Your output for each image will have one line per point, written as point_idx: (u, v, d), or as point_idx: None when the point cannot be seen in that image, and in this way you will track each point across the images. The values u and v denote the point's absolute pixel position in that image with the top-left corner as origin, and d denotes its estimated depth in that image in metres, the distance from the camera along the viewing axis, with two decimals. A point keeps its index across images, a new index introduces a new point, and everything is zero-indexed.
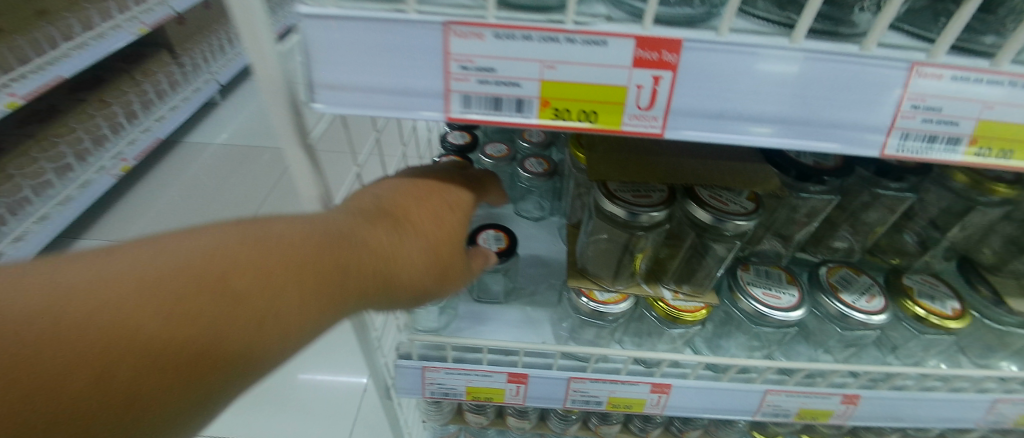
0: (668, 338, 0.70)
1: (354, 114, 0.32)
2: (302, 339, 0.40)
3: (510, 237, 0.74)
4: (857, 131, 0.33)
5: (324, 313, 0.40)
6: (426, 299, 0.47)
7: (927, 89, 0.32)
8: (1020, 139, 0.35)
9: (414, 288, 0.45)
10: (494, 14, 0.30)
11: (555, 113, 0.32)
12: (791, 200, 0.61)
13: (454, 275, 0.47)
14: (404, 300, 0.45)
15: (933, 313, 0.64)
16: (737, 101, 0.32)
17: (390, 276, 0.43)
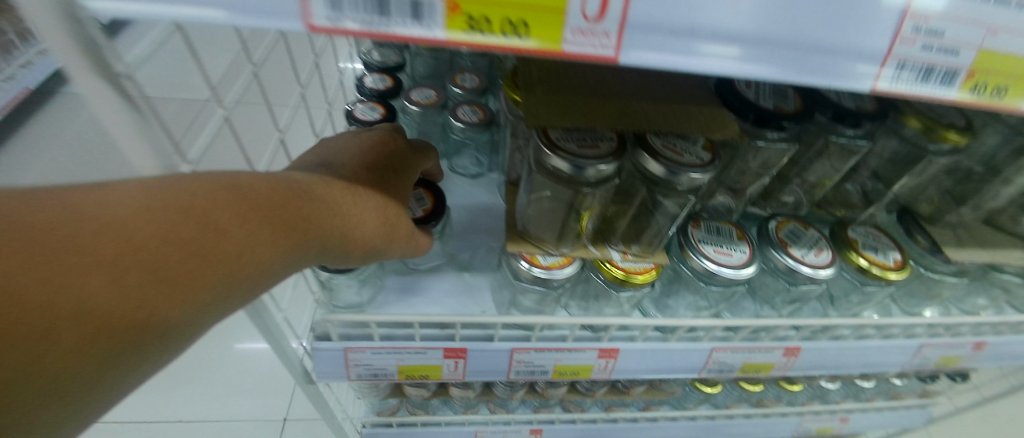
0: (616, 302, 0.65)
1: (161, 15, 0.22)
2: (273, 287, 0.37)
3: (437, 196, 0.64)
4: (848, 60, 0.27)
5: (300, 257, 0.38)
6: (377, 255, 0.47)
7: (934, 7, 0.26)
8: (1018, 73, 0.30)
9: (383, 232, 0.47)
10: None
11: (468, 22, 0.23)
12: (749, 148, 0.55)
13: (406, 222, 0.50)
14: (376, 247, 0.47)
15: (875, 264, 0.64)
16: (710, 13, 0.24)
17: (367, 208, 0.45)
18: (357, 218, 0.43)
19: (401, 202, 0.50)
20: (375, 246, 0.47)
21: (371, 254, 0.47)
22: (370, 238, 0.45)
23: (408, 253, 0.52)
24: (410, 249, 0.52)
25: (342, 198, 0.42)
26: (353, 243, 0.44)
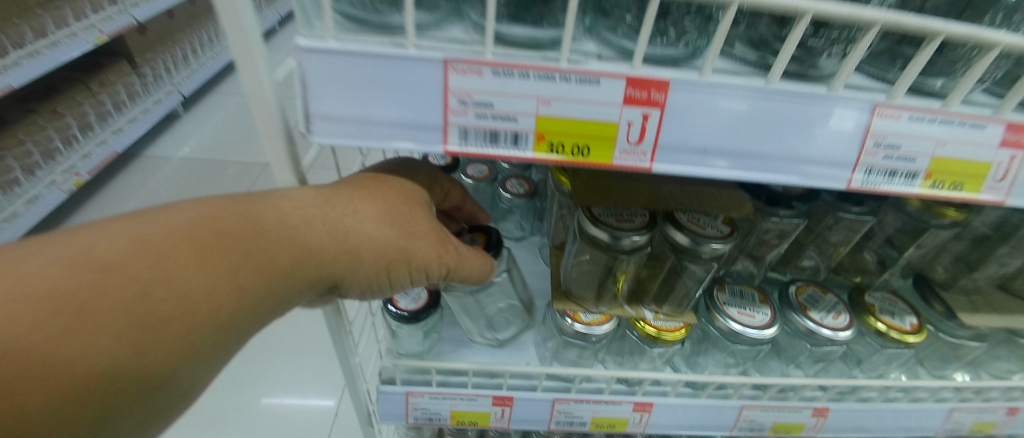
0: (649, 357, 0.71)
1: (351, 145, 0.32)
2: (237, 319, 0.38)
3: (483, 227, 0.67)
4: (825, 166, 0.36)
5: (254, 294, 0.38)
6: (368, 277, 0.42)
7: (888, 129, 0.35)
8: (969, 172, 0.39)
9: (392, 238, 0.41)
10: (493, 52, 0.31)
11: (549, 146, 0.33)
12: (763, 223, 0.64)
13: (427, 224, 0.44)
14: (393, 254, 0.41)
15: (893, 328, 0.69)
16: (719, 137, 0.34)
17: (356, 213, 0.40)
18: (341, 228, 0.39)
19: (416, 203, 0.44)
20: (391, 255, 0.41)
21: (391, 265, 0.42)
22: (373, 249, 0.40)
23: (445, 265, 0.46)
24: (445, 259, 0.46)
25: (318, 209, 0.39)
26: (351, 255, 0.40)
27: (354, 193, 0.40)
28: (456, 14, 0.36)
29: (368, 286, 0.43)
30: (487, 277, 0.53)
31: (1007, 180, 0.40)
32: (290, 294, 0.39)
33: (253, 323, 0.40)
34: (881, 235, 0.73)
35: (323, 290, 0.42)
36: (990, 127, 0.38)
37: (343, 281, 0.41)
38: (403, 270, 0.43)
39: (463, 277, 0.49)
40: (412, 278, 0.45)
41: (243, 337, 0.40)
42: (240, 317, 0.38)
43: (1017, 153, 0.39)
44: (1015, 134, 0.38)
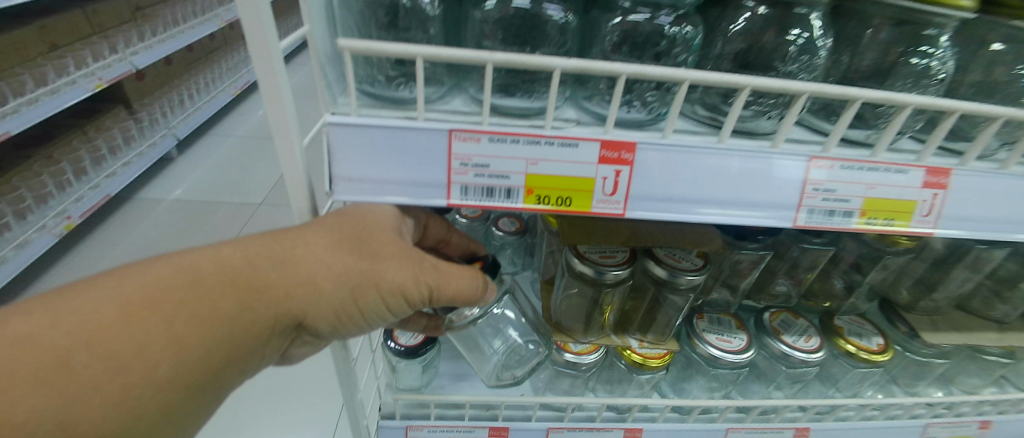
0: (637, 384, 0.75)
1: (368, 202, 0.37)
2: (201, 366, 0.38)
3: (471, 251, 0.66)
4: (775, 209, 0.42)
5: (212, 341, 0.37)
6: (336, 308, 0.41)
7: (823, 176, 0.42)
8: (899, 209, 0.45)
9: (351, 265, 0.40)
10: (488, 122, 0.37)
11: (537, 198, 0.39)
12: (733, 255, 0.70)
13: (394, 246, 0.42)
14: (356, 281, 0.40)
15: (862, 349, 0.74)
16: (682, 187, 0.40)
17: (307, 247, 0.40)
18: (293, 262, 0.39)
19: (381, 225, 0.42)
20: (354, 282, 0.40)
21: (357, 292, 0.41)
22: (331, 279, 0.40)
23: (424, 287, 0.44)
24: (421, 282, 0.43)
25: (270, 247, 0.40)
26: (307, 287, 0.39)
27: (300, 231, 0.40)
28: (457, 88, 0.43)
29: (341, 316, 0.41)
30: (481, 294, 0.49)
31: (933, 214, 0.46)
32: (251, 336, 0.39)
33: (224, 367, 0.39)
34: (846, 262, 0.79)
35: (291, 327, 0.41)
36: (912, 171, 0.44)
37: (308, 316, 0.40)
38: (374, 297, 0.41)
39: (450, 299, 0.46)
40: (389, 304, 0.42)
41: (219, 384, 0.40)
42: (204, 363, 0.38)
43: (939, 192, 0.45)
44: (934, 177, 0.44)
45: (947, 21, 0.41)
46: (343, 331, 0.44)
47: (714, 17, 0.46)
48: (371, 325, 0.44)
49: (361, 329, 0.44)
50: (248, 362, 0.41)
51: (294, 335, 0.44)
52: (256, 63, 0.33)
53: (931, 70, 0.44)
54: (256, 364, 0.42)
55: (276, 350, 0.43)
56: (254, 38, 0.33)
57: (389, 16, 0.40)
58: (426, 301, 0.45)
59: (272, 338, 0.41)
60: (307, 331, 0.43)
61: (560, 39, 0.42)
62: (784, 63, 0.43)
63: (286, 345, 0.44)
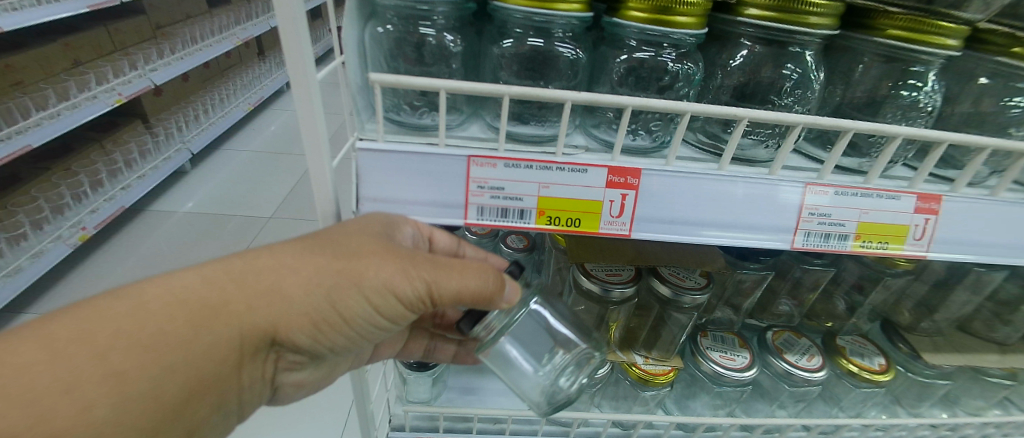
0: (642, 400, 0.76)
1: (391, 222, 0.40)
2: (168, 387, 0.37)
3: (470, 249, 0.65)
4: (774, 231, 0.44)
5: (176, 364, 0.37)
6: (310, 317, 0.41)
7: (819, 201, 0.44)
8: (892, 233, 0.47)
9: (327, 263, 0.40)
10: (504, 148, 0.40)
11: (548, 219, 0.41)
12: (735, 275, 0.72)
13: (372, 244, 0.41)
14: (334, 277, 0.41)
15: (864, 369, 0.75)
16: (685, 210, 0.42)
17: (269, 256, 0.41)
18: (258, 274, 0.40)
19: (357, 230, 0.41)
20: (329, 282, 0.41)
21: (332, 292, 0.41)
22: (300, 283, 0.40)
23: (415, 285, 0.42)
24: (412, 278, 0.42)
25: (232, 260, 0.41)
26: (275, 295, 0.40)
27: (264, 250, 0.41)
28: (474, 115, 0.47)
29: (317, 322, 0.42)
30: (498, 289, 0.45)
31: (926, 238, 0.48)
32: (217, 356, 0.39)
33: (196, 393, 0.39)
34: (848, 282, 0.80)
35: (262, 345, 0.41)
36: (905, 197, 0.46)
37: (280, 325, 0.40)
38: (354, 294, 0.41)
39: (455, 294, 0.44)
40: (373, 303, 0.42)
41: (195, 409, 0.40)
42: (167, 393, 0.37)
43: (931, 217, 0.47)
44: (926, 202, 0.47)
45: (933, 58, 0.44)
46: (326, 341, 0.44)
47: (713, 54, 0.50)
48: (356, 330, 0.44)
49: (347, 335, 0.44)
50: (222, 386, 0.41)
51: (270, 353, 0.44)
52: (295, 88, 0.36)
53: (919, 103, 0.47)
54: (236, 384, 0.42)
55: (253, 371, 0.43)
56: (296, 69, 0.36)
57: (416, 53, 0.45)
58: (421, 300, 0.44)
59: (243, 356, 0.41)
60: (283, 345, 0.43)
61: (571, 74, 0.45)
62: (779, 96, 0.47)
63: (267, 364, 0.45)
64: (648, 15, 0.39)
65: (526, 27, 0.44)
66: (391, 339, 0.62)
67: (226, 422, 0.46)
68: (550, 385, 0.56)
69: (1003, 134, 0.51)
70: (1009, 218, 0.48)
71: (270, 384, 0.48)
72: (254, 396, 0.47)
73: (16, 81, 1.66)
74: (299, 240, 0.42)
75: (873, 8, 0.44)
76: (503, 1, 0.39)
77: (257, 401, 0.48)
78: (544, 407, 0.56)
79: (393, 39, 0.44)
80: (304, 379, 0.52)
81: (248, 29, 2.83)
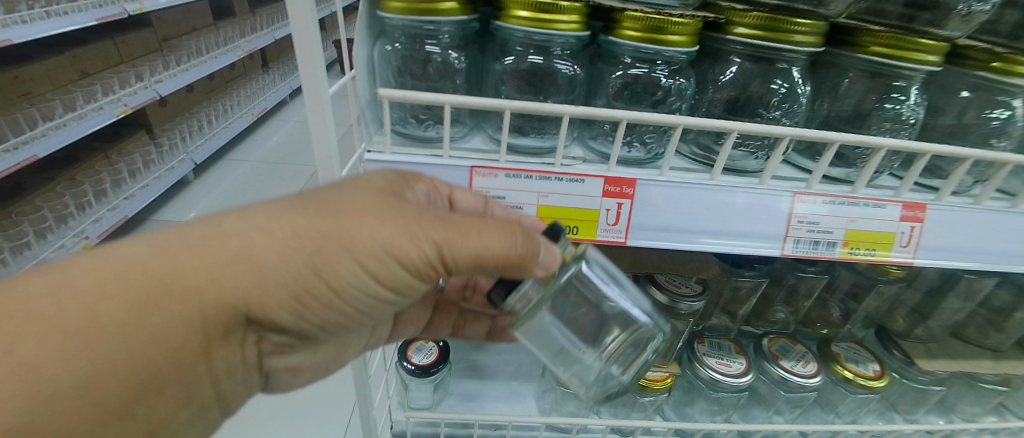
0: (641, 406, 0.78)
1: None
2: (133, 360, 0.35)
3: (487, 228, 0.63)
4: (764, 238, 0.46)
5: (140, 336, 0.35)
6: (293, 286, 0.38)
7: (808, 209, 0.46)
8: (879, 240, 0.49)
9: (312, 224, 0.38)
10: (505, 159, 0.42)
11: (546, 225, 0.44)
12: (731, 282, 0.73)
13: (365, 202, 0.39)
14: (319, 239, 0.38)
15: (859, 375, 0.76)
16: (678, 219, 0.44)
17: (240, 221, 0.38)
18: (234, 238, 0.37)
19: (349, 191, 0.39)
20: (311, 247, 0.37)
21: (316, 257, 0.38)
22: (274, 249, 0.37)
23: (419, 249, 0.39)
24: (416, 240, 0.39)
25: (200, 228, 0.37)
26: (246, 263, 0.37)
27: (242, 214, 0.38)
28: (476, 128, 0.50)
29: (298, 293, 0.39)
30: (524, 254, 0.41)
31: (912, 245, 0.49)
32: (168, 344, 0.36)
33: (151, 384, 0.37)
34: (842, 290, 0.82)
35: (230, 324, 0.38)
36: (890, 205, 0.48)
37: (251, 299, 0.37)
38: (345, 258, 0.38)
39: (471, 258, 0.40)
40: (368, 267, 0.40)
41: (169, 383, 0.38)
42: (106, 391, 0.35)
43: (916, 224, 0.49)
44: (911, 211, 0.48)
45: (915, 74, 0.46)
46: (313, 314, 0.41)
47: (704, 69, 0.52)
48: (352, 299, 0.41)
49: (340, 304, 0.41)
50: (186, 373, 0.39)
51: (247, 331, 0.41)
52: (309, 104, 0.39)
53: (902, 116, 0.50)
54: (214, 359, 0.40)
55: (226, 353, 0.40)
56: (310, 86, 0.38)
57: (422, 69, 0.47)
58: (427, 265, 0.40)
59: (210, 338, 0.38)
60: (262, 322, 0.40)
61: (569, 89, 0.48)
62: (768, 110, 0.49)
63: (246, 345, 0.42)
64: (641, 34, 0.41)
65: (526, 45, 0.46)
66: (413, 317, 0.63)
67: (206, 412, 0.44)
68: (603, 372, 0.56)
69: (985, 144, 0.53)
70: (995, 226, 0.49)
71: (256, 366, 0.46)
72: (243, 379, 0.45)
73: (24, 91, 1.69)
74: (281, 203, 0.39)
75: (856, 26, 0.46)
76: (505, 21, 0.42)
77: (243, 393, 0.47)
78: (592, 392, 0.56)
79: (401, 57, 0.46)
80: (300, 363, 0.51)
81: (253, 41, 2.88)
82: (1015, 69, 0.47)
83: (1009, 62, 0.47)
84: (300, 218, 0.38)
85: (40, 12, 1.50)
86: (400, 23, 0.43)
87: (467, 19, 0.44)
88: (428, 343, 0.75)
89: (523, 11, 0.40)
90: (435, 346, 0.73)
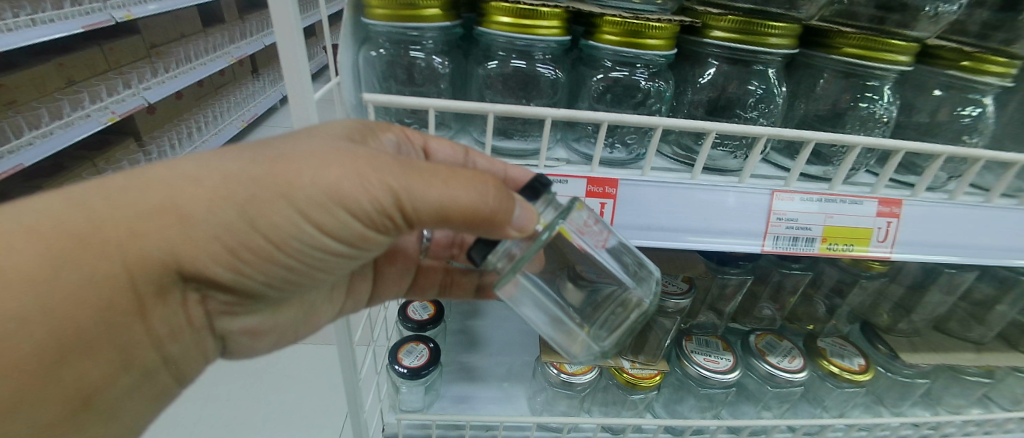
0: (631, 404, 0.78)
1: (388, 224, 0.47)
2: (59, 317, 0.35)
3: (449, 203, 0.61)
4: (744, 236, 0.47)
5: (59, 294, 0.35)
6: (226, 236, 0.36)
7: (786, 206, 0.47)
8: (856, 236, 0.50)
9: (246, 171, 0.35)
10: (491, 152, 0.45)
11: None
12: (717, 280, 0.75)
13: (303, 149, 0.35)
14: (253, 187, 0.35)
15: (844, 369, 0.78)
16: (660, 217, 0.45)
17: (166, 171, 0.36)
18: (162, 189, 0.35)
19: (293, 139, 0.37)
20: (243, 195, 0.35)
21: (249, 206, 0.35)
22: (202, 198, 0.35)
23: (370, 196, 0.35)
24: (366, 185, 0.35)
25: (120, 180, 0.36)
26: (171, 215, 0.35)
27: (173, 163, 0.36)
28: (462, 131, 0.51)
29: (232, 246, 0.37)
30: (495, 204, 0.36)
31: (889, 240, 0.51)
32: (91, 304, 0.36)
33: (78, 347, 0.37)
34: (826, 286, 0.83)
35: (161, 282, 0.38)
36: (866, 202, 0.49)
37: (180, 255, 0.36)
38: (284, 207, 0.36)
39: (435, 205, 0.35)
40: (312, 216, 0.36)
41: (106, 340, 0.38)
42: (24, 355, 0.34)
43: (892, 220, 0.50)
44: (887, 207, 0.50)
45: (887, 74, 0.47)
46: (254, 269, 0.40)
47: (685, 71, 0.53)
48: (302, 251, 0.39)
49: (287, 256, 0.39)
50: (119, 334, 0.39)
51: (185, 291, 0.41)
52: (295, 108, 0.41)
53: (875, 115, 0.51)
54: (151, 315, 0.40)
55: (163, 316, 0.41)
56: (296, 90, 0.40)
57: (407, 75, 0.48)
58: (383, 214, 0.37)
59: (141, 297, 0.38)
60: (199, 280, 0.40)
61: (551, 93, 0.48)
62: (745, 110, 0.51)
63: (188, 305, 0.42)
64: (620, 38, 0.42)
65: (509, 50, 0.47)
66: (394, 277, 0.61)
67: (153, 377, 0.45)
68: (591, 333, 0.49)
69: (957, 141, 0.55)
70: (968, 220, 0.51)
71: (206, 328, 0.46)
72: (193, 341, 0.46)
73: (9, 100, 1.68)
74: (217, 152, 0.37)
75: (829, 28, 0.48)
76: (487, 26, 0.43)
77: (197, 360, 0.49)
78: (584, 354, 0.48)
79: (385, 62, 0.47)
80: (257, 326, 0.50)
81: (243, 47, 2.86)
82: (986, 67, 0.48)
83: (978, 61, 0.49)
84: (231, 167, 0.35)
85: (25, 20, 1.49)
86: (384, 30, 0.43)
87: (451, 25, 0.44)
88: (419, 345, 0.75)
89: (505, 17, 0.41)
90: (426, 348, 0.74)
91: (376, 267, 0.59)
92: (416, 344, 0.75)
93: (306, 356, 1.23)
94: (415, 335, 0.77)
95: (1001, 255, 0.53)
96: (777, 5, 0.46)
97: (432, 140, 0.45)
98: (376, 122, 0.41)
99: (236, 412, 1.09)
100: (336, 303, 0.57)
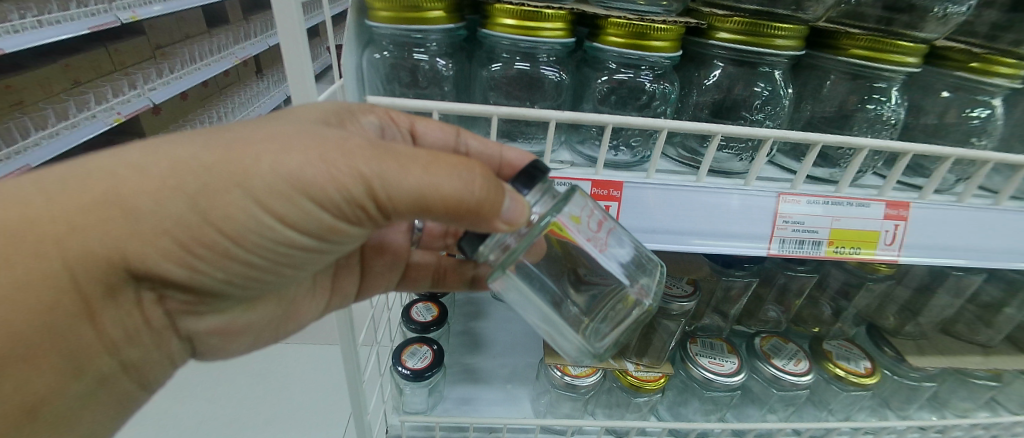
0: (635, 407, 0.78)
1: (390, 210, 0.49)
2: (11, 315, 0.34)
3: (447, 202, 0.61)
4: (750, 238, 0.46)
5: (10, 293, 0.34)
6: (172, 228, 0.34)
7: (792, 210, 0.47)
8: (863, 239, 0.50)
9: (198, 158, 0.34)
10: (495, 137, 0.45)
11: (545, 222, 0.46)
12: (722, 282, 0.74)
13: (262, 135, 0.35)
14: (205, 176, 0.34)
15: (850, 373, 0.77)
16: (664, 220, 0.45)
17: (118, 162, 0.34)
18: (113, 179, 0.34)
19: (256, 126, 0.36)
20: (193, 185, 0.34)
21: (200, 196, 0.34)
22: (147, 190, 0.33)
23: (336, 184, 0.34)
24: (333, 171, 0.34)
25: (77, 168, 0.35)
26: (114, 208, 0.33)
27: (125, 151, 0.35)
28: None
29: (183, 241, 0.35)
30: (478, 191, 0.35)
31: (897, 244, 0.50)
32: (40, 301, 0.35)
33: (20, 352, 0.35)
34: (833, 288, 0.83)
35: (110, 281, 0.37)
36: (874, 205, 0.49)
37: (124, 251, 0.35)
38: (239, 196, 0.34)
39: (411, 193, 0.35)
40: (270, 206, 0.35)
41: (60, 339, 0.37)
42: None
43: (900, 222, 0.49)
44: (895, 209, 0.49)
45: (893, 75, 0.47)
46: (210, 267, 0.38)
47: (690, 73, 0.53)
48: (264, 243, 0.38)
49: (248, 251, 0.38)
50: (67, 335, 0.38)
51: (139, 290, 0.40)
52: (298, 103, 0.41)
53: (882, 116, 0.51)
54: (109, 315, 0.39)
55: (114, 318, 0.40)
56: (296, 83, 0.40)
57: (411, 77, 0.48)
58: (352, 204, 0.36)
59: (87, 297, 0.37)
60: (153, 278, 0.38)
61: (556, 94, 0.48)
62: (751, 112, 0.50)
63: (143, 306, 0.41)
64: (625, 40, 0.42)
65: (512, 52, 0.47)
66: (384, 269, 0.60)
67: (113, 382, 0.44)
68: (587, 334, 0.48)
69: (966, 143, 0.54)
70: (978, 223, 0.50)
71: (169, 329, 0.44)
72: (153, 345, 0.44)
73: (16, 101, 1.69)
74: (170, 138, 0.35)
75: (835, 30, 0.47)
76: (490, 28, 0.42)
77: (162, 364, 0.47)
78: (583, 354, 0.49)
79: (389, 64, 0.47)
80: (224, 326, 0.48)
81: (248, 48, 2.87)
82: (994, 68, 0.48)
83: (987, 62, 0.48)
84: (182, 158, 0.34)
85: (32, 21, 1.49)
86: (388, 32, 0.43)
87: (454, 27, 0.44)
88: (422, 347, 0.75)
89: (509, 19, 0.41)
90: (427, 349, 0.74)
91: (364, 258, 0.59)
92: (420, 346, 0.75)
93: (309, 358, 1.23)
94: (418, 337, 0.77)
95: (1009, 258, 0.52)
96: (783, 6, 0.45)
97: (418, 122, 0.47)
98: (357, 105, 0.42)
99: (237, 415, 1.08)
100: (319, 298, 0.57)
